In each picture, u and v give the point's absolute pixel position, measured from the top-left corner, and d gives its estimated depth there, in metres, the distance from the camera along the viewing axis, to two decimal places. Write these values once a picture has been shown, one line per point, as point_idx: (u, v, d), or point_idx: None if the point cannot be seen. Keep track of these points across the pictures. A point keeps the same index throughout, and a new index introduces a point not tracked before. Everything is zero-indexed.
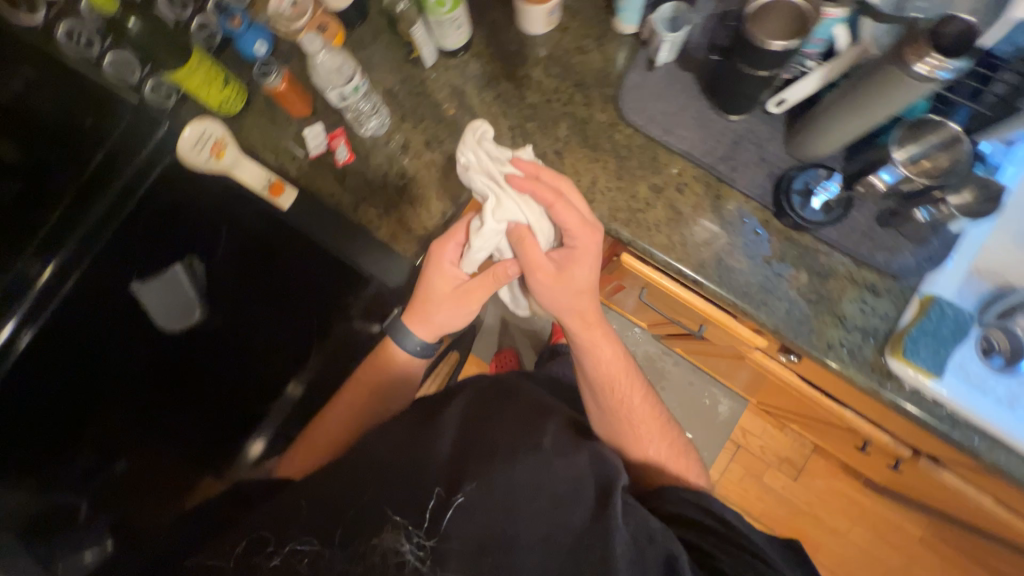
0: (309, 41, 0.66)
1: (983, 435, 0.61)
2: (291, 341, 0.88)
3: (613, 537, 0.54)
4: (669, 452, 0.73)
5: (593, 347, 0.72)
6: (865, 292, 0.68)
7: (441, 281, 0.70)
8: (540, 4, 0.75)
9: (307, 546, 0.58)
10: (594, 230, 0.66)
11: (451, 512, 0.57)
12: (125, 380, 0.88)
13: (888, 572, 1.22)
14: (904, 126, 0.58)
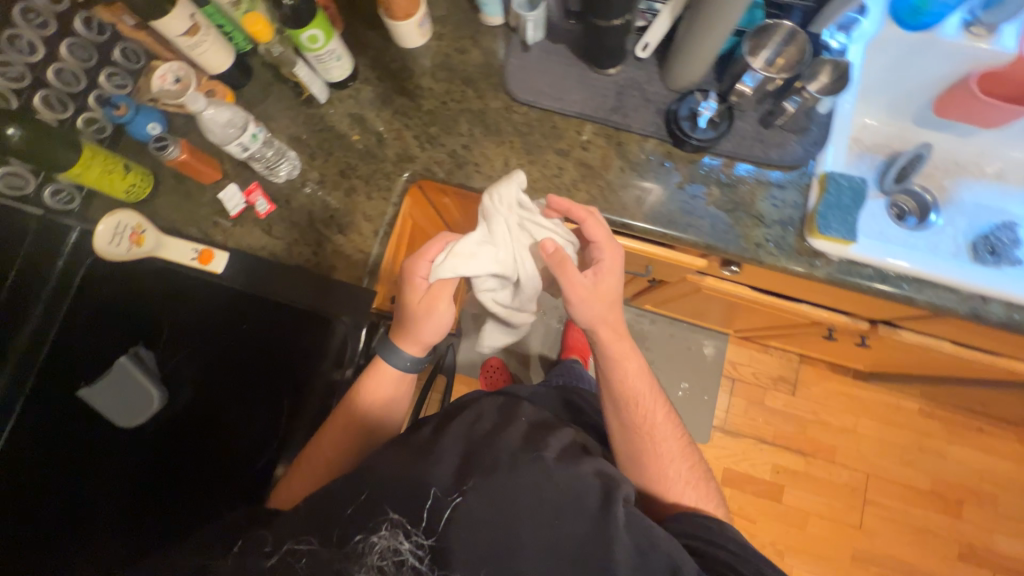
0: (192, 101, 0.67)
1: (911, 281, 0.69)
2: (275, 349, 0.78)
3: (616, 542, 0.55)
4: (688, 475, 0.74)
5: (617, 360, 0.74)
6: (772, 189, 0.73)
7: (411, 292, 0.69)
8: (409, 18, 0.77)
9: (307, 546, 0.54)
10: (615, 247, 0.71)
11: (448, 514, 0.55)
12: (115, 478, 0.75)
13: (841, 414, 1.58)
14: (749, 37, 0.68)
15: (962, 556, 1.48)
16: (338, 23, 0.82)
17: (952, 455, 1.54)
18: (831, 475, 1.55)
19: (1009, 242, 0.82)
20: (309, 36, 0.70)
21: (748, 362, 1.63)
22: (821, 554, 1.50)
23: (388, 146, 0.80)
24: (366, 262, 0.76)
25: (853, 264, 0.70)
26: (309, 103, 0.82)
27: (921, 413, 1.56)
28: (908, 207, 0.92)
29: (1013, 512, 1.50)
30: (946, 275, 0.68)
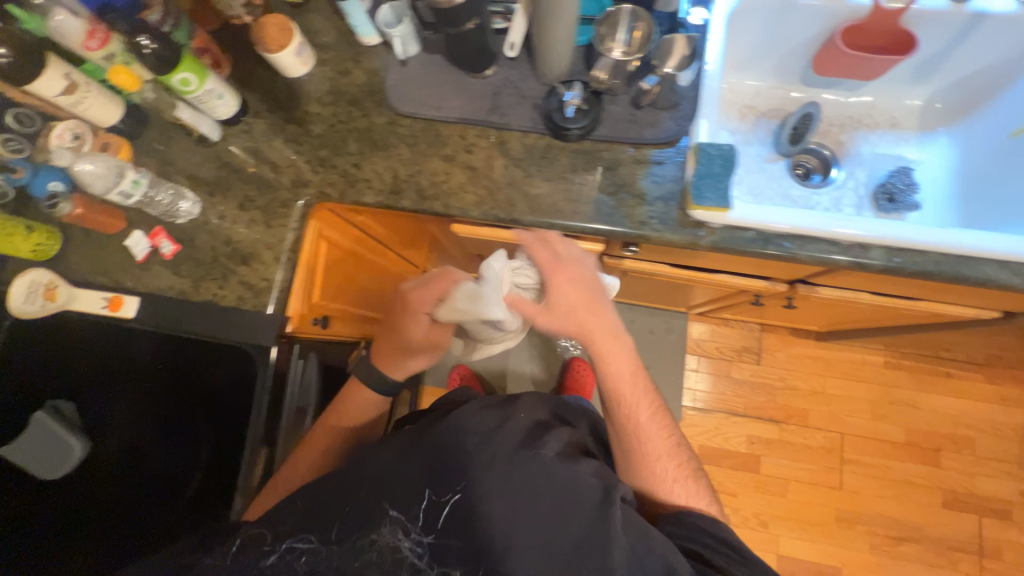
0: (58, 156, 0.68)
1: (792, 239, 0.71)
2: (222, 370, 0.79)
3: (612, 544, 0.60)
4: (677, 472, 0.75)
5: (607, 361, 0.74)
6: (652, 166, 0.75)
7: (415, 329, 0.82)
8: (283, 49, 0.79)
9: (305, 545, 0.60)
10: (569, 264, 0.73)
11: (446, 512, 0.61)
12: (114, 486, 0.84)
13: (808, 378, 1.57)
14: (597, 24, 0.70)
15: (947, 504, 1.46)
16: (223, 62, 0.84)
17: (924, 404, 1.53)
18: (806, 439, 1.53)
19: (904, 187, 0.85)
20: (181, 79, 0.72)
21: (711, 337, 1.62)
22: (806, 520, 1.48)
23: (282, 174, 0.82)
24: (270, 289, 0.78)
25: (734, 229, 0.72)
26: (204, 142, 0.84)
27: (888, 365, 1.56)
28: (811, 165, 0.93)
29: (992, 453, 1.48)
30: (886, 232, 0.68)
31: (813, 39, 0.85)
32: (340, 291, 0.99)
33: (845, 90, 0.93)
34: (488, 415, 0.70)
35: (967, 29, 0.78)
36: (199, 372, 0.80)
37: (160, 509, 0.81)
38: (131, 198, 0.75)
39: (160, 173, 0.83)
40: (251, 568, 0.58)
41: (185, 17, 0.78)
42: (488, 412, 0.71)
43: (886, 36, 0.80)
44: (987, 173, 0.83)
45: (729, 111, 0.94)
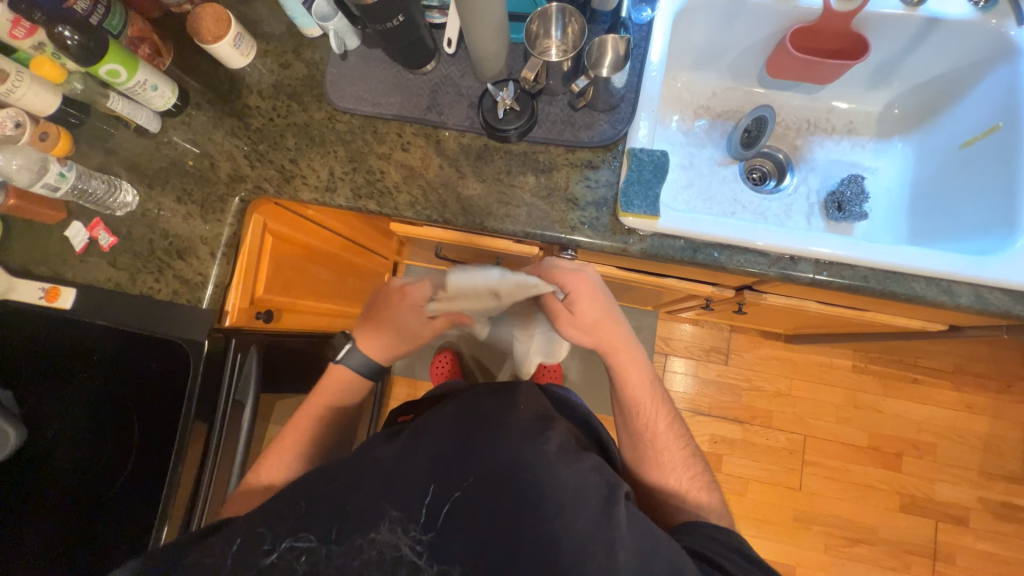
0: None
1: (721, 248, 0.70)
2: (159, 354, 0.79)
3: (619, 543, 0.53)
4: (691, 483, 0.72)
5: (624, 371, 0.75)
6: (586, 171, 0.74)
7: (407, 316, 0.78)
8: (219, 40, 0.77)
9: (305, 543, 0.54)
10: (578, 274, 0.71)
11: (446, 510, 0.55)
12: (52, 457, 0.84)
13: (775, 380, 1.57)
14: (529, 22, 0.68)
15: (905, 507, 1.47)
16: (165, 51, 0.83)
17: (889, 408, 1.53)
18: (769, 439, 1.53)
19: (853, 195, 0.84)
20: (109, 71, 0.71)
21: (680, 336, 1.62)
22: (765, 519, 1.48)
23: (220, 168, 0.81)
24: (205, 284, 0.79)
25: (664, 238, 0.71)
26: (145, 133, 0.84)
27: (855, 369, 1.55)
28: (766, 169, 0.91)
29: (953, 459, 1.49)
30: (862, 256, 0.67)
31: (766, 40, 0.82)
32: (289, 285, 0.99)
33: (802, 93, 0.90)
34: (487, 408, 0.66)
35: (920, 33, 0.76)
36: (142, 366, 0.80)
37: (99, 477, 0.82)
38: (59, 191, 0.75)
39: (100, 163, 0.82)
40: (252, 565, 0.52)
41: (119, 4, 0.76)
42: (494, 404, 0.67)
43: (839, 38, 0.78)
44: (933, 182, 0.81)
45: (682, 111, 0.91)
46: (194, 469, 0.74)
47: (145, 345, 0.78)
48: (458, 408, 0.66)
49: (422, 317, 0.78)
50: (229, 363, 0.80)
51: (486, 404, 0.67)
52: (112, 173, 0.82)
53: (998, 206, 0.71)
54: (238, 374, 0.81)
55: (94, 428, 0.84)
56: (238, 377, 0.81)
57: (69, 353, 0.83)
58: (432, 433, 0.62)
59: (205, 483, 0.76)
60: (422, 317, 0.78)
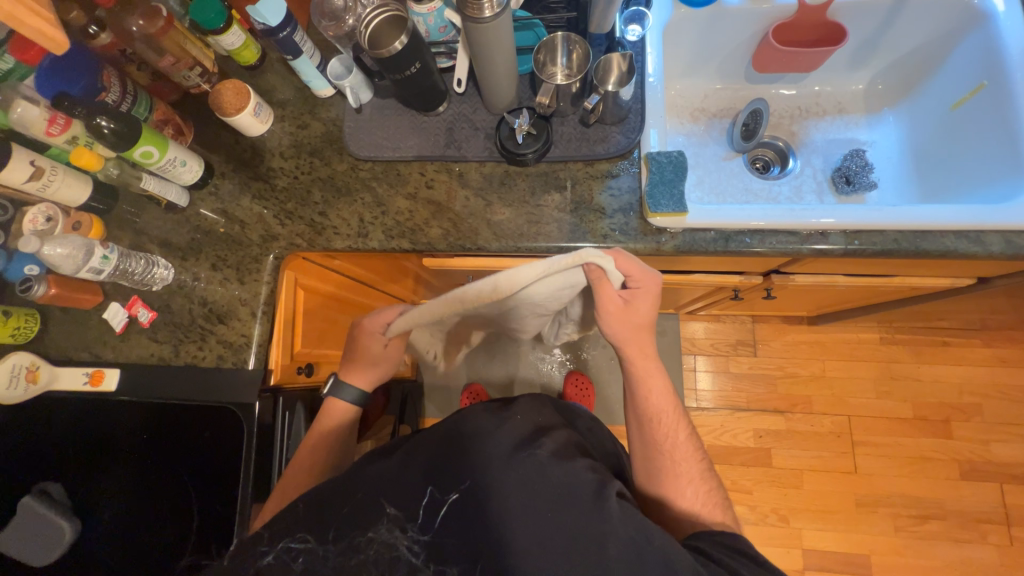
0: (24, 244, 0.68)
1: (752, 234, 0.72)
2: (200, 414, 0.78)
3: (611, 536, 0.54)
4: (707, 497, 0.70)
5: (647, 381, 0.74)
6: (608, 180, 0.77)
7: (371, 344, 0.77)
8: (240, 111, 0.81)
9: (302, 544, 0.56)
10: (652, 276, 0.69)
11: (444, 511, 0.57)
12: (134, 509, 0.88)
13: (807, 363, 1.56)
14: (536, 52, 0.73)
15: (965, 475, 1.43)
16: (186, 129, 0.87)
17: (926, 375, 1.52)
18: (814, 425, 1.51)
19: (858, 168, 0.87)
20: (143, 153, 0.74)
21: (705, 334, 1.61)
22: (827, 509, 1.43)
23: (251, 231, 0.83)
24: (248, 345, 0.79)
25: (695, 231, 0.73)
26: (173, 209, 0.86)
27: (883, 342, 1.55)
28: (769, 157, 0.95)
29: (1002, 417, 1.47)
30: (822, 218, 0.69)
31: (750, 40, 0.88)
32: (323, 337, 0.99)
33: (789, 83, 0.95)
34: (475, 419, 0.66)
35: (894, 11, 0.82)
36: (187, 437, 0.81)
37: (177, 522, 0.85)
38: (103, 272, 0.76)
39: (132, 244, 0.84)
40: (250, 566, 0.55)
41: (144, 93, 0.81)
42: (487, 413, 0.68)
43: (818, 29, 0.85)
44: (933, 147, 0.84)
45: (680, 115, 0.96)
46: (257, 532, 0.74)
47: (193, 412, 0.79)
48: (446, 422, 0.67)
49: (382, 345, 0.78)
50: (280, 421, 0.79)
51: (474, 417, 0.67)
52: (145, 251, 0.84)
53: (1004, 162, 0.74)
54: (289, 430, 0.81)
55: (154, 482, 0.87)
56: (290, 431, 0.81)
57: (105, 427, 0.83)
58: (429, 436, 0.64)
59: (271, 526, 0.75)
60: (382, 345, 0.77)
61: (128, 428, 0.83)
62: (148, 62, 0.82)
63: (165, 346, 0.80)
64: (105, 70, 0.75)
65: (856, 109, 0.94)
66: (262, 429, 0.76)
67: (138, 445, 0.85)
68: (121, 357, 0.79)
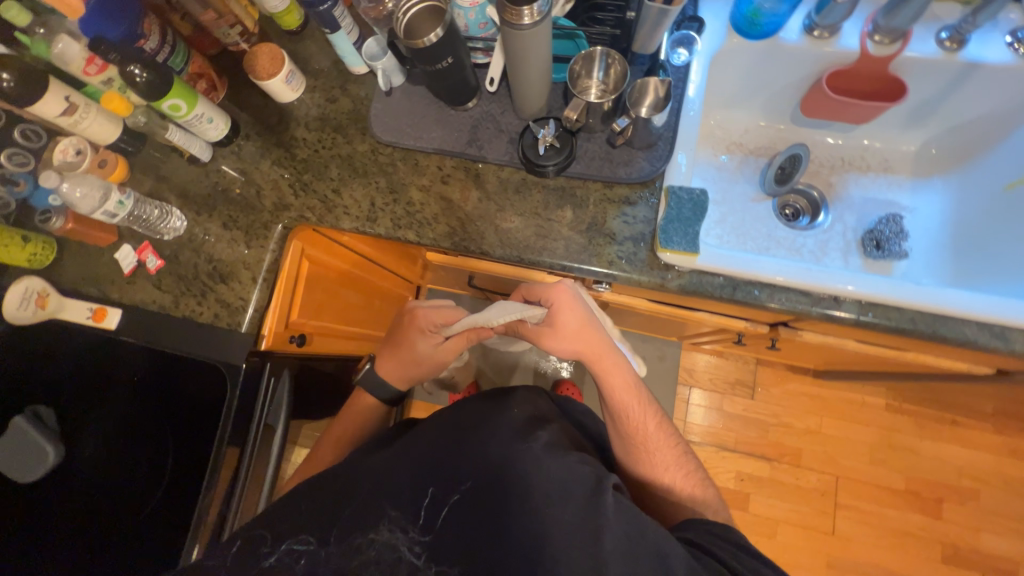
0: (45, 179, 0.72)
1: (761, 286, 0.70)
2: (197, 378, 0.81)
3: (606, 529, 0.55)
4: (686, 481, 0.72)
5: (609, 380, 0.72)
6: (623, 207, 0.75)
7: (420, 340, 0.80)
8: (272, 76, 0.81)
9: (304, 547, 0.58)
10: (557, 285, 0.71)
11: (445, 512, 0.59)
12: (108, 458, 0.88)
13: (804, 416, 1.52)
14: (574, 62, 0.70)
15: (947, 559, 1.38)
16: (219, 85, 0.87)
17: (927, 451, 1.46)
18: (799, 480, 1.47)
19: (891, 234, 0.82)
20: (171, 105, 0.75)
21: (705, 367, 1.58)
22: (796, 565, 1.41)
23: (265, 197, 0.84)
24: (245, 308, 0.81)
25: (702, 275, 0.71)
26: (196, 162, 0.87)
27: (888, 409, 1.50)
28: (800, 206, 0.90)
29: (998, 508, 1.40)
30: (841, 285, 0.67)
31: (802, 80, 0.83)
32: (321, 308, 1.01)
33: (836, 132, 0.91)
34: (479, 413, 0.70)
35: (960, 76, 0.76)
36: (183, 423, 0.85)
37: (147, 476, 0.85)
38: (116, 217, 0.79)
39: (152, 189, 0.86)
40: (252, 566, 0.57)
41: (183, 43, 0.81)
42: (489, 407, 0.71)
43: (876, 81, 0.80)
44: (979, 217, 0.80)
45: (715, 146, 0.92)
46: (210, 524, 0.72)
47: (189, 376, 0.82)
48: (450, 418, 0.70)
49: (435, 345, 0.80)
50: (263, 385, 0.80)
51: (473, 406, 0.72)
52: (163, 199, 0.85)
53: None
54: (269, 400, 0.81)
55: (137, 433, 0.88)
56: (269, 402, 0.81)
57: (107, 368, 0.87)
58: (431, 431, 0.68)
59: (234, 504, 0.74)
60: (434, 346, 0.80)
61: (127, 373, 0.86)
62: (191, 14, 0.83)
63: (166, 297, 0.82)
64: (147, 16, 0.75)
65: (886, 164, 0.90)
66: (241, 393, 0.77)
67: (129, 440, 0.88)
68: (126, 303, 0.82)
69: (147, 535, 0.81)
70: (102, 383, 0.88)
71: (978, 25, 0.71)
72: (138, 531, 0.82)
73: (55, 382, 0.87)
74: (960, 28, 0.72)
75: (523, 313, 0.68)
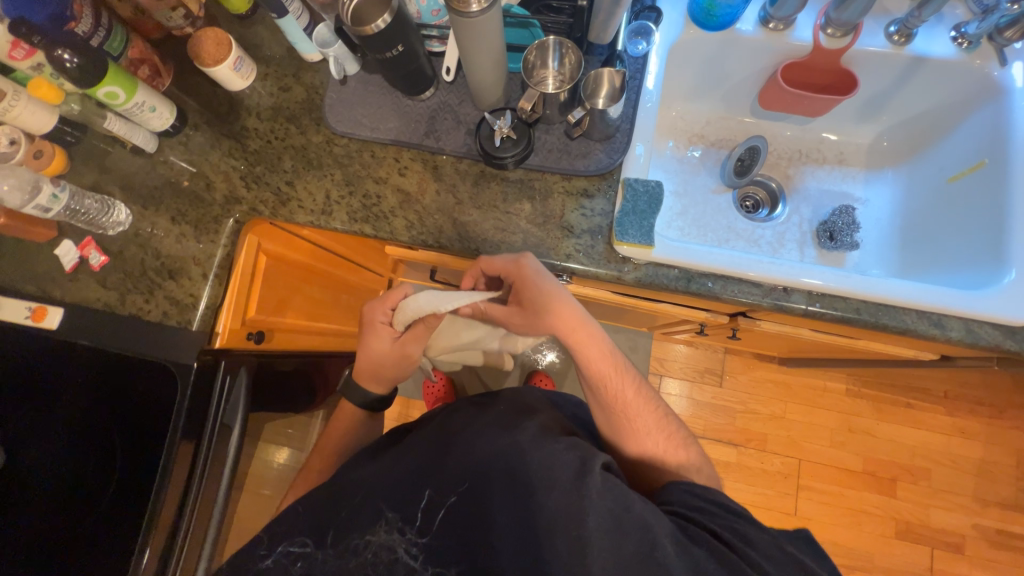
0: None
1: (715, 278, 0.71)
2: (150, 379, 0.78)
3: (590, 509, 0.54)
4: (669, 444, 0.72)
5: (584, 350, 0.72)
6: (582, 200, 0.74)
7: (376, 338, 0.79)
8: (219, 63, 0.78)
9: (301, 549, 0.61)
10: (520, 258, 0.69)
11: (443, 513, 0.59)
12: (55, 468, 0.84)
13: (770, 403, 1.56)
14: (529, 51, 0.69)
15: (899, 534, 1.45)
16: (164, 71, 0.83)
17: (883, 433, 1.52)
18: (764, 463, 1.52)
19: (845, 226, 0.84)
20: (107, 93, 0.71)
21: (676, 357, 1.61)
22: None
23: (215, 189, 0.81)
24: (196, 305, 0.78)
25: (658, 266, 0.71)
26: (141, 153, 0.83)
27: (849, 394, 1.55)
28: (760, 198, 0.92)
29: (947, 485, 1.48)
30: (798, 276, 0.68)
31: (759, 73, 0.84)
32: (282, 304, 0.98)
33: (793, 124, 0.92)
34: (462, 414, 0.71)
35: (909, 70, 0.78)
36: (137, 422, 0.81)
37: (97, 484, 0.81)
38: (51, 212, 0.75)
39: (93, 182, 0.81)
40: (251, 568, 0.61)
41: (121, 27, 0.77)
42: (468, 411, 0.72)
43: (829, 75, 0.81)
44: (934, 200, 0.81)
45: (676, 138, 0.93)
46: (168, 526, 0.69)
47: (140, 373, 0.78)
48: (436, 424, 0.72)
49: (391, 338, 0.79)
50: (218, 383, 0.78)
51: (463, 413, 0.72)
52: (105, 192, 0.81)
53: (968, 247, 0.74)
54: (227, 398, 0.79)
55: (84, 441, 0.84)
56: (227, 402, 0.79)
57: (55, 373, 0.83)
58: (421, 441, 0.69)
59: (187, 511, 0.71)
60: (392, 337, 0.79)
61: (79, 378, 0.83)
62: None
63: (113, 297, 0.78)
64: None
65: (843, 156, 0.92)
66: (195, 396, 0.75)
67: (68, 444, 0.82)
68: (70, 302, 0.78)
69: (93, 548, 0.77)
70: (47, 381, 0.84)
71: (923, 20, 0.72)
72: (84, 544, 0.77)
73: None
74: (908, 22, 0.73)
75: (477, 298, 0.68)
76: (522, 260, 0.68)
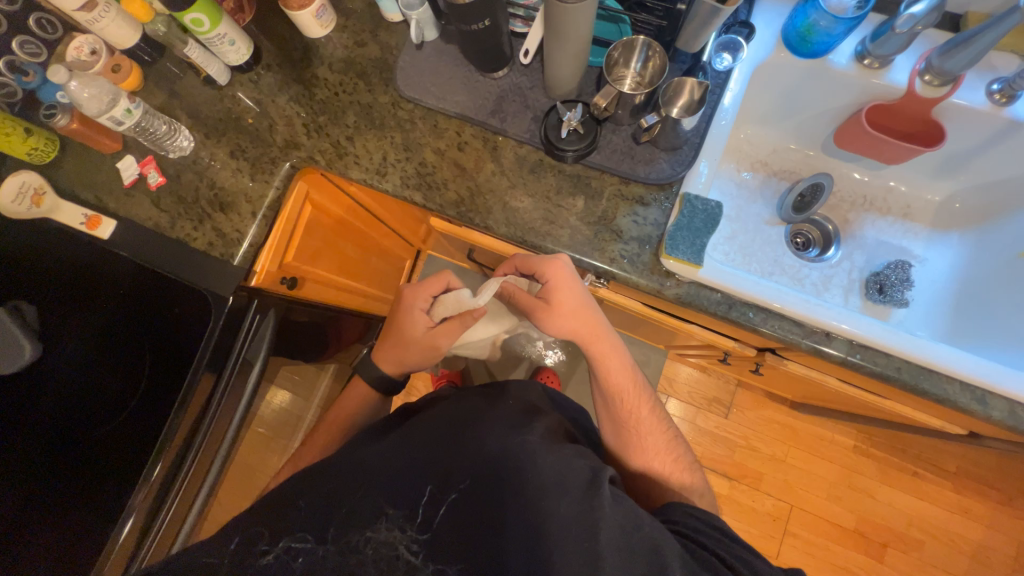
0: (53, 73, 0.70)
1: (757, 309, 0.69)
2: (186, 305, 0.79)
3: (603, 521, 0.55)
4: (675, 466, 0.72)
5: (604, 361, 0.72)
6: (636, 206, 0.73)
7: (411, 326, 0.80)
8: (302, 8, 0.78)
9: (301, 544, 0.59)
10: (553, 261, 0.68)
11: (445, 509, 0.60)
12: (63, 382, 0.83)
13: (774, 444, 1.54)
14: (616, 47, 0.67)
15: None
16: (247, 7, 0.85)
17: (884, 496, 1.49)
18: (755, 502, 1.50)
19: (897, 280, 0.81)
20: (193, 19, 0.72)
21: (685, 379, 1.60)
22: None
23: (277, 132, 0.82)
24: (241, 241, 0.80)
25: (701, 288, 0.70)
26: (212, 84, 0.85)
27: (855, 450, 1.52)
28: (811, 236, 0.89)
29: (940, 561, 1.44)
30: (845, 325, 0.66)
31: (842, 108, 0.81)
32: (317, 255, 1.00)
33: (864, 168, 0.89)
34: (474, 403, 0.72)
35: (1001, 134, 0.74)
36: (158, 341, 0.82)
37: (103, 406, 0.80)
38: (123, 125, 0.76)
39: (163, 104, 0.84)
40: (250, 564, 0.58)
41: None
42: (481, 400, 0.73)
43: (915, 122, 0.77)
44: (999, 276, 0.78)
45: (739, 161, 0.90)
46: (178, 448, 0.71)
47: (178, 297, 0.79)
48: (450, 409, 0.73)
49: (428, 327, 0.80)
50: (247, 322, 0.80)
51: (475, 402, 0.73)
52: (173, 116, 0.83)
53: None
54: (251, 337, 0.81)
55: (100, 359, 0.83)
56: (252, 338, 0.81)
57: (90, 285, 0.84)
58: (433, 424, 0.69)
59: (196, 444, 0.73)
60: (424, 326, 0.80)
61: (113, 296, 0.83)
62: None
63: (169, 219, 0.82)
64: None
65: (908, 211, 0.88)
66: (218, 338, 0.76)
67: (92, 354, 0.83)
68: (131, 219, 0.82)
69: (98, 461, 0.78)
70: (81, 293, 0.85)
71: None
72: (89, 456, 0.78)
73: (32, 273, 0.85)
74: (1013, 82, 0.70)
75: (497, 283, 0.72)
76: (557, 264, 0.68)
